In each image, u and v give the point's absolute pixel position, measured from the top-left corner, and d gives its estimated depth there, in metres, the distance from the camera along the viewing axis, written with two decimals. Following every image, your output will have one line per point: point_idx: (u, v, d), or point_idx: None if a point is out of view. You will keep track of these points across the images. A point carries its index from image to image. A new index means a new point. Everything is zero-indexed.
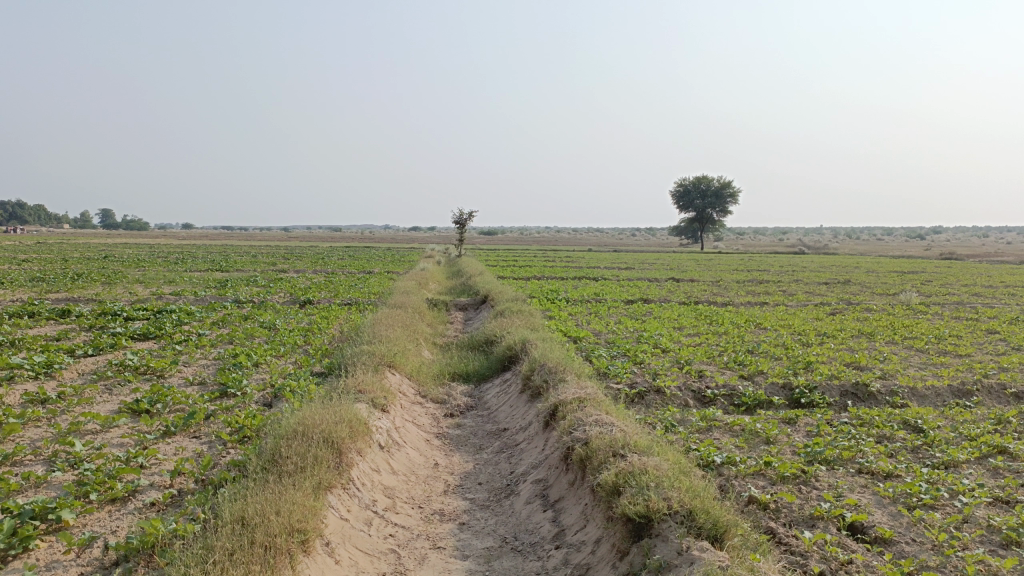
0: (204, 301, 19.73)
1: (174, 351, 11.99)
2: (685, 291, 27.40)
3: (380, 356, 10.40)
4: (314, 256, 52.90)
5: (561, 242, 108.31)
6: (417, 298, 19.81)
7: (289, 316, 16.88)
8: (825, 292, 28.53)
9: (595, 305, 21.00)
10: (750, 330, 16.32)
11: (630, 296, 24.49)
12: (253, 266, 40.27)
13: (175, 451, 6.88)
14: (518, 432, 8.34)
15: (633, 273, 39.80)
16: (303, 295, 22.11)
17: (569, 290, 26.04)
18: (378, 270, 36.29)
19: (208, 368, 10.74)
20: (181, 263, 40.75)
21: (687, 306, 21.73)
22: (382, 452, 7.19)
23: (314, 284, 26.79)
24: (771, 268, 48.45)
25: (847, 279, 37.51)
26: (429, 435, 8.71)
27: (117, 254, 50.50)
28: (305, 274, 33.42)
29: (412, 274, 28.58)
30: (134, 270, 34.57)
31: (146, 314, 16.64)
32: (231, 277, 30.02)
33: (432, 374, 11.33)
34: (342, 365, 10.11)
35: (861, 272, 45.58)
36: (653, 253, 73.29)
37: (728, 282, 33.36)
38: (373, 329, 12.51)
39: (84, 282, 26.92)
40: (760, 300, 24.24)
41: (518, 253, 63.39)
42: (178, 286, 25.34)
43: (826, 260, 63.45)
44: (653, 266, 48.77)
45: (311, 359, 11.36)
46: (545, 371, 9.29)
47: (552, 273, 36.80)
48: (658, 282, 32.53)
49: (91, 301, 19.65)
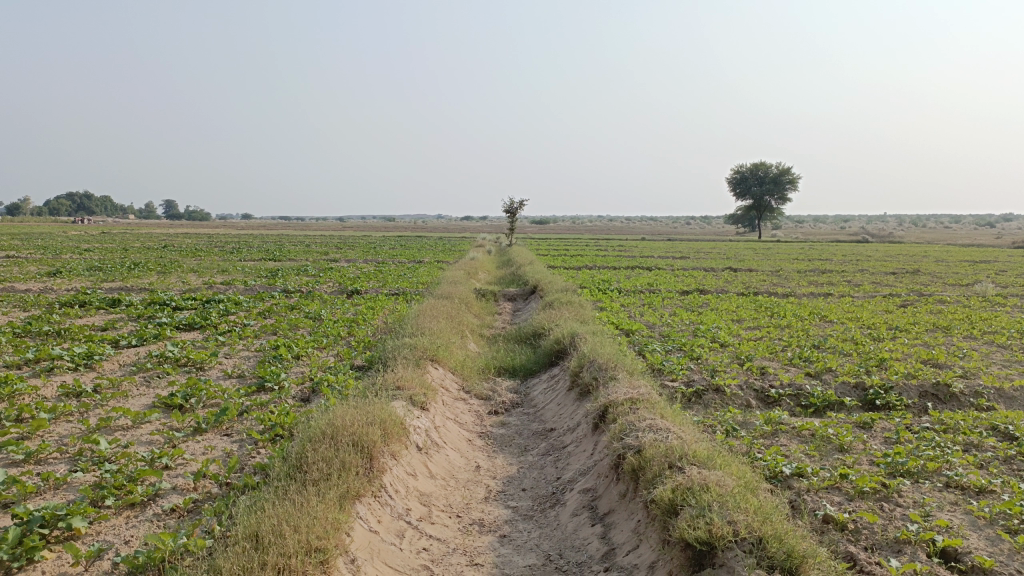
0: (253, 291, 19.66)
1: (216, 342, 11.77)
2: (742, 281, 26.41)
3: (422, 350, 9.95)
4: (366, 245, 53.13)
5: (615, 231, 107.06)
6: (465, 289, 19.40)
7: (335, 307, 16.62)
8: (892, 283, 27.21)
9: (649, 296, 20.27)
10: (815, 323, 15.43)
11: (685, 286, 23.69)
12: (305, 255, 40.54)
13: (203, 450, 6.54)
14: (565, 434, 7.79)
15: (688, 262, 38.77)
16: (351, 285, 21.90)
17: (621, 280, 25.32)
18: (429, 259, 36.15)
19: (248, 361, 10.46)
20: (236, 253, 41.29)
21: (745, 297, 20.82)
22: (419, 455, 6.73)
23: (363, 274, 26.65)
24: (832, 258, 46.71)
25: (915, 269, 35.83)
26: (472, 434, 8.23)
27: (176, 244, 51.50)
28: (356, 263, 33.42)
29: (461, 264, 28.24)
30: (191, 259, 35.09)
31: (194, 303, 16.60)
32: (283, 267, 30.13)
33: (477, 368, 10.86)
34: (383, 359, 9.70)
35: (930, 261, 43.62)
36: (708, 242, 71.65)
37: (788, 272, 32.17)
38: (417, 321, 12.09)
39: (140, 271, 27.33)
40: (823, 291, 23.14)
41: (570, 242, 62.67)
42: (230, 275, 25.45)
43: (891, 249, 61.05)
44: (709, 255, 47.63)
45: (352, 352, 10.99)
46: (595, 367, 8.71)
47: (604, 263, 36.09)
48: (713, 272, 31.50)
49: (143, 291, 19.79)
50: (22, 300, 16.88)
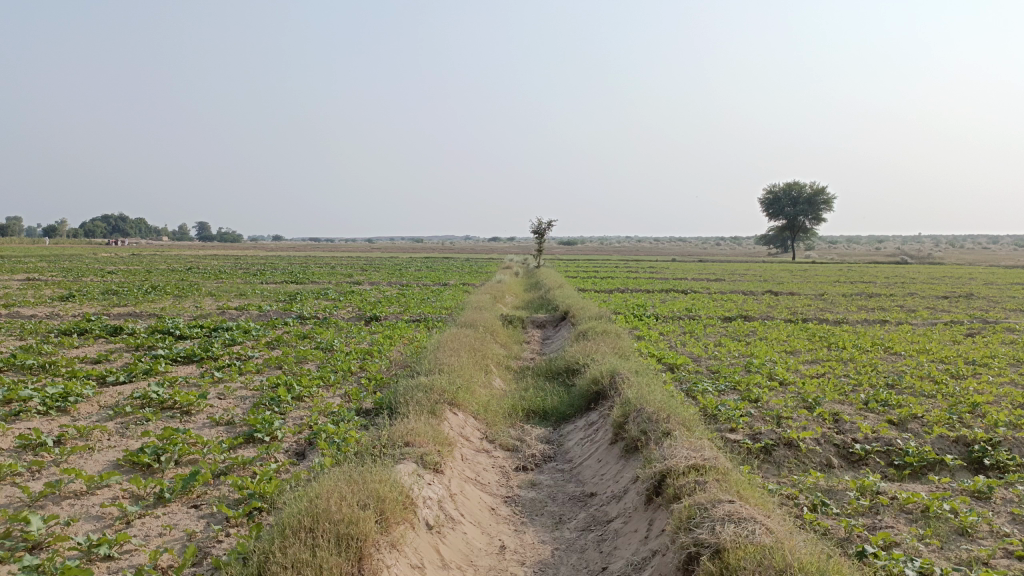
0: (266, 317, 18.46)
1: (211, 379, 10.50)
2: (787, 306, 24.80)
3: (439, 395, 8.60)
4: (391, 267, 52.20)
5: (644, 252, 105.38)
6: (491, 315, 18.09)
7: (350, 336, 15.35)
8: (949, 308, 25.36)
9: (688, 324, 18.77)
10: (879, 356, 13.85)
11: (725, 312, 22.16)
12: (327, 277, 39.52)
13: (160, 534, 5.23)
14: (610, 504, 6.39)
15: (725, 285, 37.11)
16: (371, 310, 20.70)
17: (657, 305, 23.83)
18: (454, 282, 34.90)
19: (242, 404, 9.17)
20: (259, 276, 40.39)
21: (793, 325, 19.23)
22: (428, 536, 5.35)
23: (384, 298, 25.46)
24: (876, 280, 44.59)
25: (969, 293, 33.83)
26: (495, 499, 6.83)
27: (202, 267, 50.85)
28: (379, 286, 32.27)
29: (487, 288, 26.98)
30: (212, 282, 34.31)
31: (200, 331, 15.43)
32: (303, 291, 29.05)
33: (503, 412, 9.49)
34: (394, 405, 8.36)
35: (979, 284, 41.53)
36: (741, 263, 69.70)
37: (833, 296, 30.44)
38: (435, 356, 10.77)
39: (156, 295, 26.39)
40: (877, 319, 21.40)
41: (598, 264, 61.36)
42: (247, 300, 24.36)
43: (935, 271, 58.75)
44: (745, 277, 45.99)
45: (361, 391, 9.67)
46: (643, 417, 7.30)
47: (637, 286, 34.71)
48: (753, 296, 29.82)
49: (151, 317, 18.68)
50: (20, 328, 15.81)
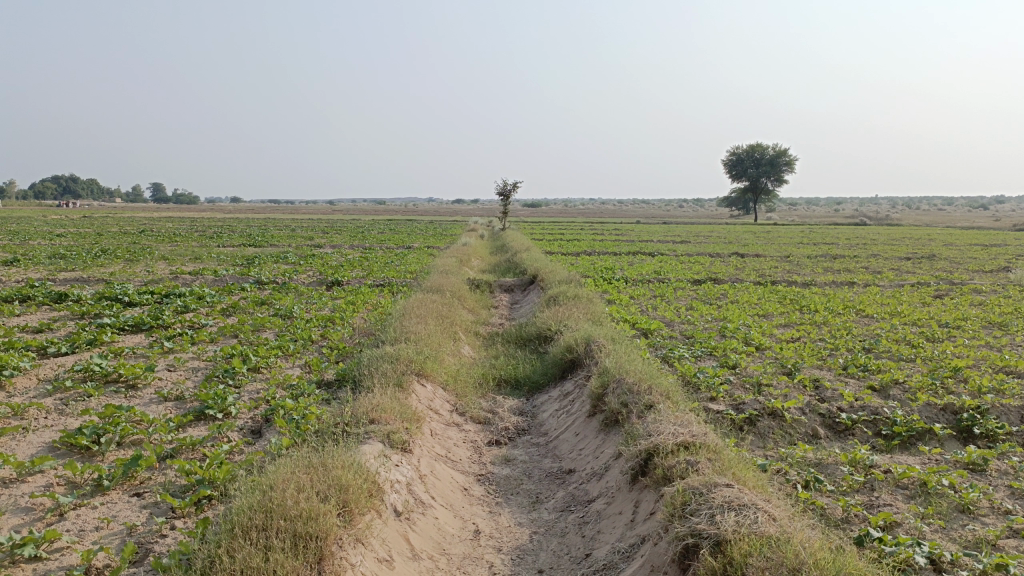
0: (222, 282, 17.67)
1: (161, 349, 9.83)
2: (755, 268, 24.69)
3: (405, 366, 8.10)
4: (352, 229, 51.12)
5: (609, 213, 105.03)
6: (458, 279, 17.54)
7: (311, 301, 14.72)
8: (913, 269, 25.51)
9: (658, 287, 18.46)
10: (852, 319, 13.68)
11: (694, 274, 21.89)
12: (287, 240, 38.42)
13: (95, 529, 4.68)
14: (590, 482, 6.00)
15: (691, 247, 37.02)
16: (332, 274, 19.96)
17: (626, 267, 23.52)
18: (418, 245, 34.20)
19: (194, 378, 8.56)
20: (216, 239, 39.05)
21: (763, 287, 19.03)
22: (396, 524, 4.88)
23: (347, 261, 24.74)
24: (839, 241, 44.96)
25: (929, 254, 34.22)
26: (467, 478, 6.39)
27: (157, 229, 49.11)
28: (341, 249, 31.45)
29: (452, 250, 26.42)
30: (166, 245, 33.05)
31: (151, 298, 14.63)
32: (261, 254, 28.11)
33: (473, 382, 9.04)
34: (358, 377, 7.84)
35: (937, 245, 42.11)
36: (705, 225, 69.91)
37: (799, 257, 30.51)
38: (401, 323, 10.25)
39: (106, 259, 25.25)
40: (844, 280, 21.38)
41: (563, 226, 60.95)
42: (202, 264, 23.42)
43: (894, 232, 59.58)
44: (709, 239, 46.02)
45: (323, 362, 9.12)
46: (623, 388, 6.90)
47: (603, 248, 34.40)
48: (719, 258, 29.67)
49: (99, 283, 17.75)
50: None
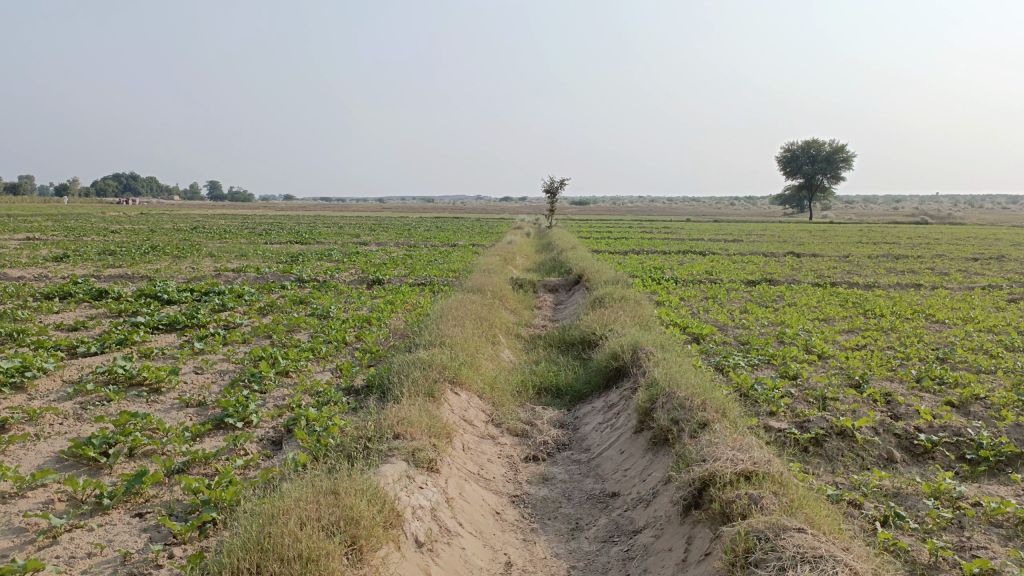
0: (262, 280, 17.47)
1: (190, 350, 9.51)
2: (812, 269, 23.62)
3: (438, 373, 7.58)
4: (399, 227, 51.02)
5: (659, 211, 103.54)
6: (501, 279, 17.02)
7: (349, 301, 14.35)
8: (983, 271, 24.12)
9: (710, 288, 17.65)
10: (921, 325, 12.72)
11: (747, 275, 20.97)
12: (332, 238, 38.40)
13: (87, 557, 4.25)
14: (636, 509, 5.39)
15: (744, 246, 35.88)
16: (374, 272, 19.65)
17: (676, 267, 22.72)
18: (463, 243, 33.80)
19: (220, 383, 8.19)
20: (263, 235, 39.28)
21: (821, 290, 18.05)
22: (417, 558, 4.34)
23: (390, 259, 24.41)
24: (900, 241, 43.18)
25: (999, 254, 32.50)
26: (500, 499, 5.83)
27: (208, 226, 49.80)
28: (385, 247, 31.22)
29: (497, 248, 25.96)
30: (213, 242, 33.23)
31: (190, 295, 14.44)
32: (306, 251, 28.02)
33: (511, 391, 8.49)
34: (388, 385, 7.36)
35: (1005, 245, 40.13)
36: (758, 223, 68.14)
37: (858, 258, 29.23)
38: (437, 325, 9.75)
39: (154, 256, 25.41)
40: (909, 282, 20.25)
41: (611, 224, 60.01)
42: (247, 261, 23.38)
43: (958, 231, 57.14)
44: (763, 238, 44.67)
45: (354, 366, 8.67)
46: (673, 402, 6.28)
47: (652, 247, 33.55)
48: (774, 258, 28.56)
49: (142, 280, 17.69)
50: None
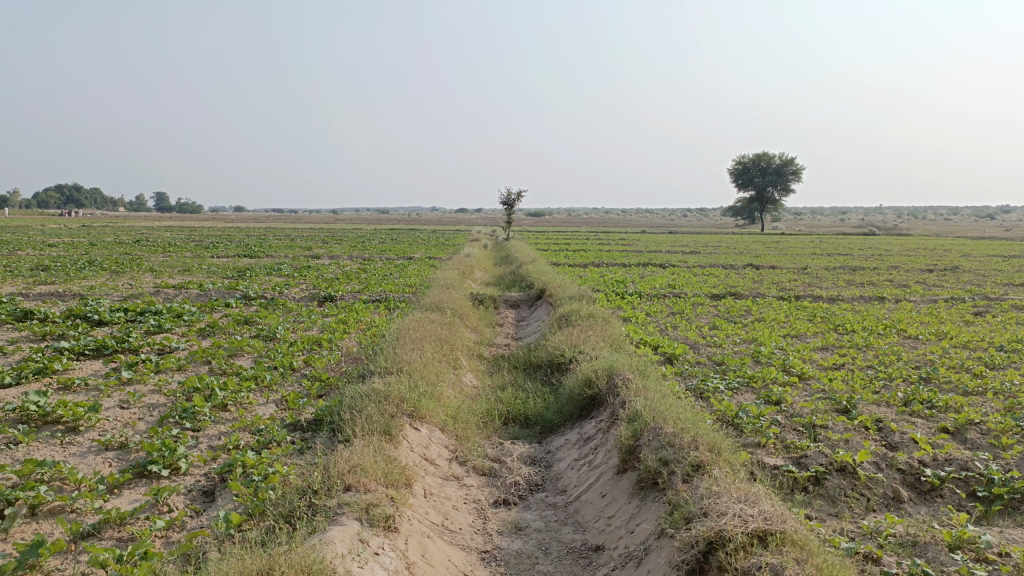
0: (206, 298, 16.41)
1: (117, 380, 8.54)
2: (775, 282, 23.36)
3: (395, 406, 6.80)
4: (352, 239, 49.84)
5: (614, 223, 103.82)
6: (460, 295, 16.26)
7: (299, 320, 13.44)
8: (942, 283, 24.17)
9: (675, 303, 17.15)
10: (896, 341, 12.33)
11: (711, 288, 20.56)
12: (283, 251, 37.14)
13: None
14: (625, 568, 4.69)
15: (702, 258, 35.71)
16: (327, 289, 18.70)
17: (638, 281, 22.24)
18: (419, 256, 32.94)
19: (148, 420, 7.27)
20: (211, 248, 37.86)
21: (786, 303, 17.68)
22: None
23: (343, 274, 23.44)
24: (853, 252, 43.53)
25: (952, 265, 32.85)
26: (468, 557, 5.08)
27: (153, 240, 47.92)
28: (339, 261, 30.20)
29: (455, 262, 25.20)
30: (157, 256, 31.74)
31: (124, 316, 13.36)
32: (255, 265, 26.85)
33: (475, 423, 7.73)
34: (338, 421, 6.55)
35: (954, 256, 40.79)
36: (713, 235, 68.59)
37: (817, 270, 29.19)
38: (394, 350, 8.94)
39: (91, 272, 23.99)
40: (872, 295, 20.08)
41: (568, 236, 59.65)
42: (191, 276, 22.19)
43: (907, 242, 58.12)
44: (720, 250, 44.73)
45: (302, 398, 7.83)
46: (660, 440, 5.60)
47: (611, 260, 33.15)
48: (734, 270, 28.32)
49: (74, 298, 16.47)
50: None
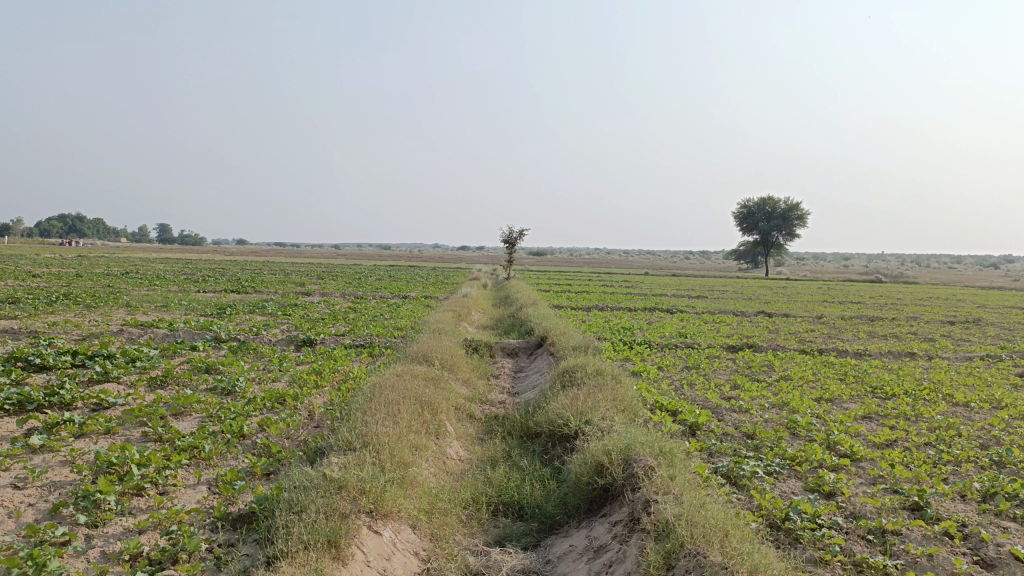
0: (172, 339, 14.89)
1: (23, 449, 6.98)
2: (791, 333, 21.87)
3: (349, 503, 5.23)
4: (347, 275, 48.45)
5: (617, 264, 102.70)
6: (453, 342, 14.75)
7: (268, 369, 11.89)
8: (969, 337, 22.65)
9: (689, 355, 15.62)
10: (948, 410, 10.77)
11: (725, 339, 19.01)
12: (274, 287, 35.67)
13: None
14: None
15: (711, 304, 34.24)
16: (309, 331, 17.17)
17: (646, 329, 20.74)
18: (415, 295, 31.53)
19: (39, 508, 5.70)
20: (200, 283, 36.51)
21: (810, 359, 16.10)
22: None
23: (331, 314, 21.92)
24: (865, 300, 42.11)
25: (972, 317, 31.35)
26: None
27: (143, 272, 46.34)
28: (331, 299, 28.76)
29: (451, 303, 23.74)
30: (140, 290, 30.22)
31: (71, 361, 11.83)
32: (240, 302, 25.35)
33: (455, 517, 6.14)
34: (271, 525, 5.01)
35: (968, 306, 39.34)
36: (717, 279, 67.18)
37: (833, 320, 27.70)
38: (362, 417, 7.39)
39: (62, 306, 22.48)
40: (900, 350, 18.57)
41: (569, 277, 58.27)
42: (165, 313, 20.65)
43: (916, 291, 56.68)
44: (727, 295, 43.38)
45: (239, 479, 6.29)
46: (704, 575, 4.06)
47: (615, 304, 31.72)
48: (746, 319, 26.75)
49: (27, 336, 14.95)
50: None
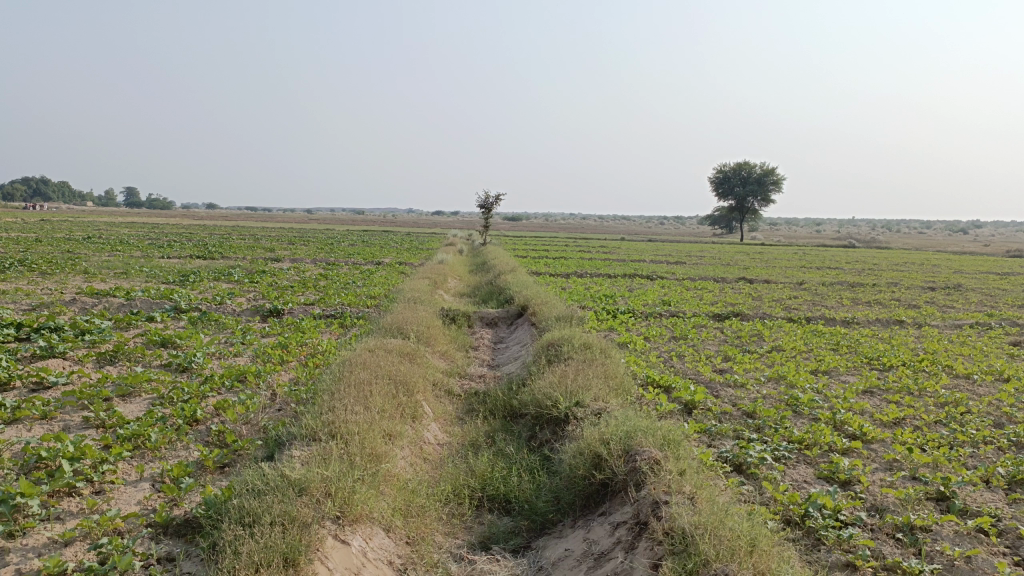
0: (127, 309, 13.90)
1: None
2: (776, 300, 21.34)
3: (311, 509, 4.49)
4: (318, 240, 47.22)
5: (593, 229, 102.04)
6: (429, 312, 13.95)
7: (229, 343, 11.02)
8: (955, 304, 22.26)
9: (675, 325, 14.99)
10: (951, 384, 10.24)
11: (710, 307, 18.38)
12: (242, 252, 34.45)
13: None
14: None
15: (691, 270, 33.69)
16: (276, 300, 16.25)
17: (629, 296, 20.07)
18: (389, 261, 30.59)
19: None
20: (165, 249, 35.15)
21: (799, 328, 15.53)
22: None
23: (301, 281, 20.96)
24: (844, 266, 41.93)
25: (952, 283, 31.13)
26: None
27: (106, 237, 44.68)
28: (302, 265, 27.72)
29: (426, 269, 22.87)
30: (101, 256, 28.91)
31: (12, 334, 10.85)
32: (206, 269, 24.22)
33: (435, 516, 5.42)
34: (219, 538, 4.26)
35: (946, 272, 39.21)
36: (693, 244, 66.79)
37: (816, 286, 27.25)
38: (329, 401, 6.62)
39: (14, 273, 21.26)
40: (889, 318, 18.10)
41: (546, 243, 57.47)
42: (125, 281, 19.53)
43: (891, 256, 56.71)
44: (705, 261, 42.90)
45: (187, 475, 5.51)
46: None
47: (595, 270, 31.03)
48: (728, 285, 26.22)
49: None
50: None
